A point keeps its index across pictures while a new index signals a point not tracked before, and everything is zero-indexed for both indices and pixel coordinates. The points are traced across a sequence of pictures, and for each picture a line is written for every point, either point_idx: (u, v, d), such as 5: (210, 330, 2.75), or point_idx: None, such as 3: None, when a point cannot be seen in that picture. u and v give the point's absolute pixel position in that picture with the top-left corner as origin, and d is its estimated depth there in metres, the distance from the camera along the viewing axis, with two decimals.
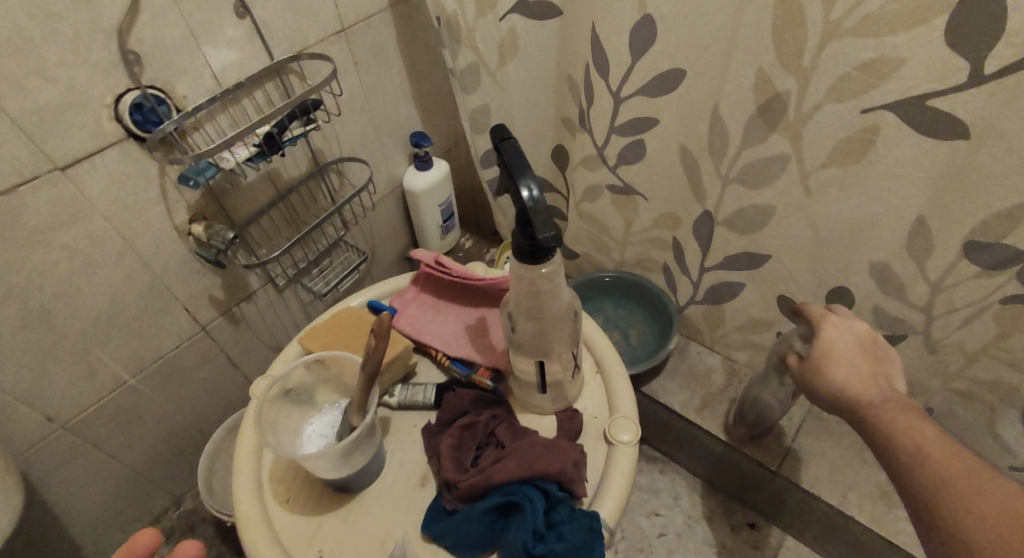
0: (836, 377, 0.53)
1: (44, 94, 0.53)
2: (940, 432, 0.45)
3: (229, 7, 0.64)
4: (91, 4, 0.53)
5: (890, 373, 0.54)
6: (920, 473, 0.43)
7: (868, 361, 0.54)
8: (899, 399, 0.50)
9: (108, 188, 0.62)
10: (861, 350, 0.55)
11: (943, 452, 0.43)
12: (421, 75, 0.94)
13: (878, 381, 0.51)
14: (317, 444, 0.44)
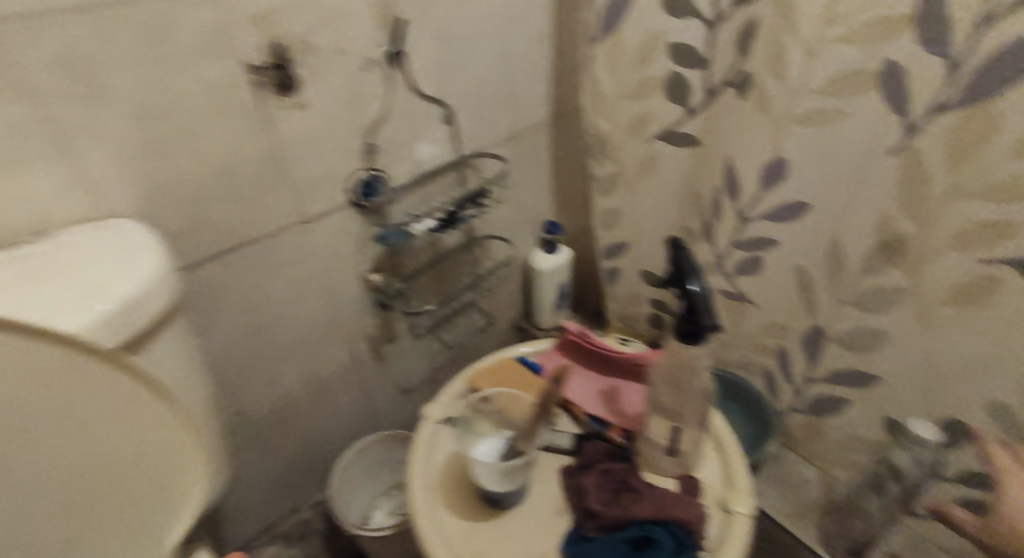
0: None
1: (313, 170, 0.73)
2: None
3: (439, 116, 0.84)
4: (358, 111, 0.73)
5: None
6: None
7: None
8: None
9: (327, 240, 0.80)
10: None
11: None
12: (561, 175, 1.10)
13: None
14: (487, 457, 0.52)
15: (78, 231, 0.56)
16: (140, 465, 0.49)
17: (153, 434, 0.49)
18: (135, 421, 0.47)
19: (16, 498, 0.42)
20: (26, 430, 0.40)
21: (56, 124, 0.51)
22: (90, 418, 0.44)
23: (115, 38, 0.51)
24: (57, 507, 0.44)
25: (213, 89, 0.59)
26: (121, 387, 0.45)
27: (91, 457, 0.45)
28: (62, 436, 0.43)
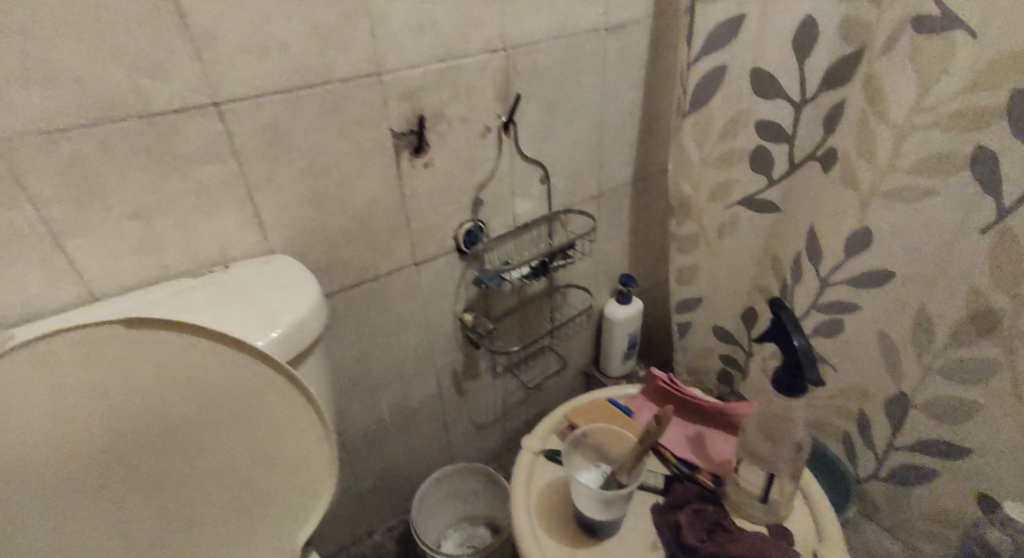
0: None
1: (429, 220, 0.83)
2: None
3: (538, 176, 0.93)
4: (472, 171, 0.84)
5: None
6: None
7: None
8: None
9: (430, 280, 0.89)
10: None
11: None
12: (638, 232, 1.17)
13: None
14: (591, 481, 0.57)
15: (256, 260, 0.68)
16: (281, 459, 0.57)
17: (290, 429, 0.57)
18: (268, 407, 0.55)
19: (194, 463, 0.53)
20: (200, 408, 0.52)
21: (246, 177, 0.64)
22: (240, 409, 0.54)
23: (298, 111, 0.64)
24: (221, 475, 0.55)
25: (362, 151, 0.71)
26: (261, 382, 0.54)
27: (243, 444, 0.55)
28: (221, 423, 0.53)
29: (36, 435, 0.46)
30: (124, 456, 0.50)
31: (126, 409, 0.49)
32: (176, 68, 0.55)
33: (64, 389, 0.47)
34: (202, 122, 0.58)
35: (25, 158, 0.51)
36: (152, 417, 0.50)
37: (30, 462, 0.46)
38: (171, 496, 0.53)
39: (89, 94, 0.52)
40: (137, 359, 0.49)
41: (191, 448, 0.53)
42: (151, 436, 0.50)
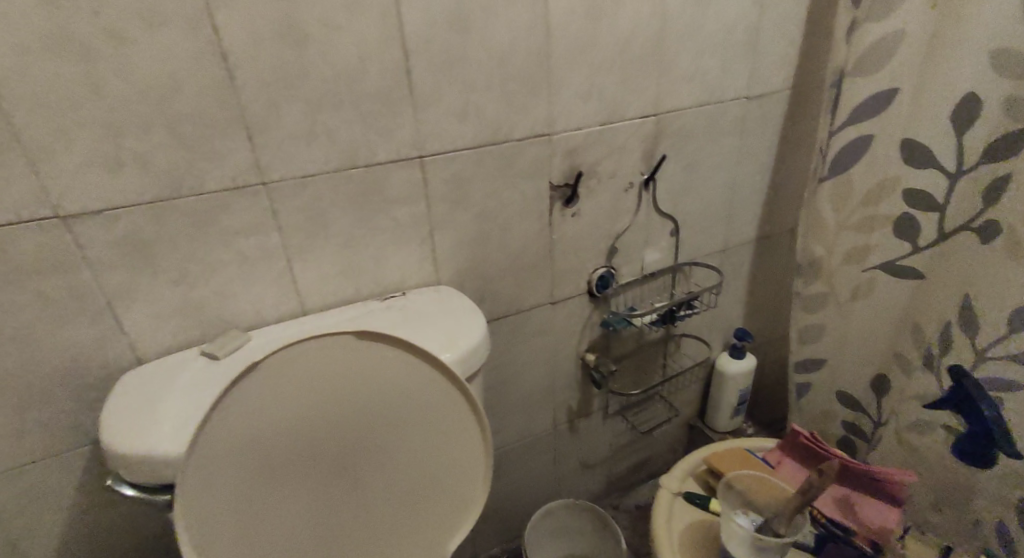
0: None
1: (568, 263, 0.90)
2: None
3: (669, 230, 0.96)
4: (611, 221, 0.89)
5: None
6: None
7: None
8: None
9: (561, 318, 0.95)
10: None
11: None
12: (761, 289, 1.16)
13: None
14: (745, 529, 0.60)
15: (425, 290, 0.77)
16: (447, 466, 0.62)
17: (453, 429, 0.61)
18: (437, 405, 0.60)
19: (369, 457, 0.58)
20: (382, 404, 0.58)
21: (431, 218, 0.74)
22: (418, 414, 0.59)
23: (481, 164, 0.74)
24: (389, 471, 0.59)
25: (524, 199, 0.80)
26: (435, 383, 0.59)
27: (418, 449, 0.60)
28: (403, 427, 0.59)
29: (265, 430, 0.53)
30: (317, 443, 0.55)
31: (323, 399, 0.55)
32: (398, 128, 0.66)
33: (284, 378, 0.54)
34: (409, 171, 0.70)
35: (281, 196, 0.64)
36: (349, 417, 0.56)
37: (259, 452, 0.53)
38: (346, 486, 0.58)
39: (334, 148, 0.64)
40: (339, 358, 0.56)
41: (369, 442, 0.58)
42: (339, 428, 0.56)
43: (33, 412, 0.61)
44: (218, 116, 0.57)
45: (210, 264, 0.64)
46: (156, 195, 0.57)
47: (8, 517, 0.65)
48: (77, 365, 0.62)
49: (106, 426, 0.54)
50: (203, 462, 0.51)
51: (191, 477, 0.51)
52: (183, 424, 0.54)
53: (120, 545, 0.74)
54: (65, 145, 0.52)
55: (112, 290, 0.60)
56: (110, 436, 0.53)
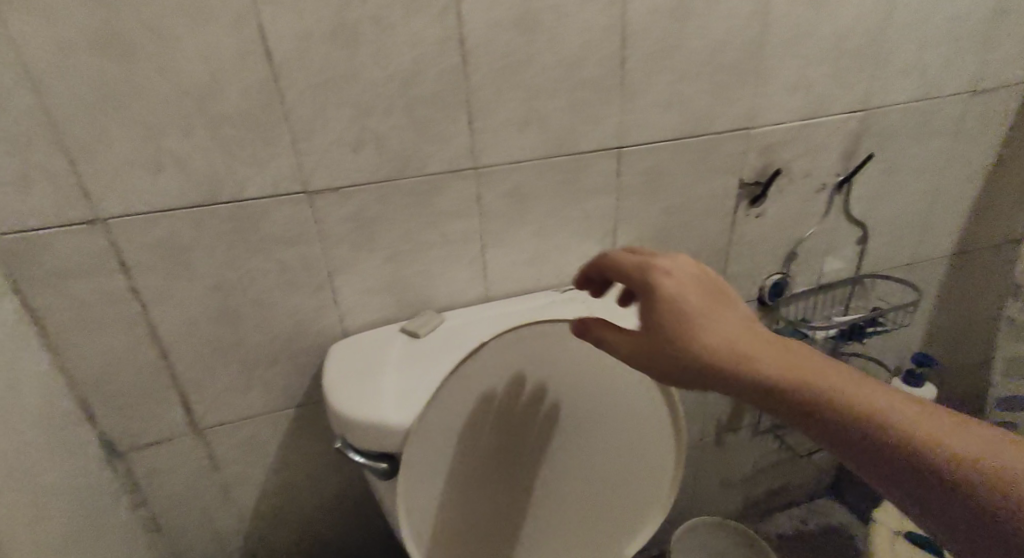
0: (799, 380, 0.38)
1: (744, 268, 0.84)
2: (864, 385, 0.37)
3: (857, 238, 0.87)
4: (797, 225, 0.82)
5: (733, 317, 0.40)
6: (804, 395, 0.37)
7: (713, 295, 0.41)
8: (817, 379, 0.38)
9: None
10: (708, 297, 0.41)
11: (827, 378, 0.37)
12: (952, 312, 1.03)
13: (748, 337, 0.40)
14: None
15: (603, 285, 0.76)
16: (638, 467, 0.61)
17: (649, 432, 0.60)
18: (637, 407, 0.59)
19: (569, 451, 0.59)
20: (589, 399, 0.57)
21: (617, 212, 0.73)
22: (617, 412, 0.59)
23: (676, 158, 0.71)
24: (584, 466, 0.60)
25: (711, 197, 0.76)
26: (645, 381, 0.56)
27: (613, 448, 0.60)
28: (603, 424, 0.59)
29: (483, 413, 0.54)
30: (526, 433, 0.57)
31: (537, 389, 0.56)
32: (605, 117, 0.65)
33: (504, 362, 0.53)
34: (605, 162, 0.69)
35: (488, 182, 0.66)
36: (552, 410, 0.57)
37: (476, 434, 0.55)
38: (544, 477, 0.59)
39: (542, 136, 0.64)
40: (556, 346, 0.54)
41: (571, 436, 0.58)
42: (547, 419, 0.57)
43: (258, 369, 0.68)
44: (448, 101, 0.59)
45: (418, 245, 0.67)
46: (384, 175, 0.61)
47: (227, 463, 0.73)
48: (298, 330, 0.68)
49: (343, 400, 0.58)
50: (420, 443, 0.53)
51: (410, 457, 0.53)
52: (416, 406, 0.57)
53: (304, 501, 0.80)
54: (322, 125, 0.56)
55: (336, 263, 0.65)
56: (354, 412, 0.57)
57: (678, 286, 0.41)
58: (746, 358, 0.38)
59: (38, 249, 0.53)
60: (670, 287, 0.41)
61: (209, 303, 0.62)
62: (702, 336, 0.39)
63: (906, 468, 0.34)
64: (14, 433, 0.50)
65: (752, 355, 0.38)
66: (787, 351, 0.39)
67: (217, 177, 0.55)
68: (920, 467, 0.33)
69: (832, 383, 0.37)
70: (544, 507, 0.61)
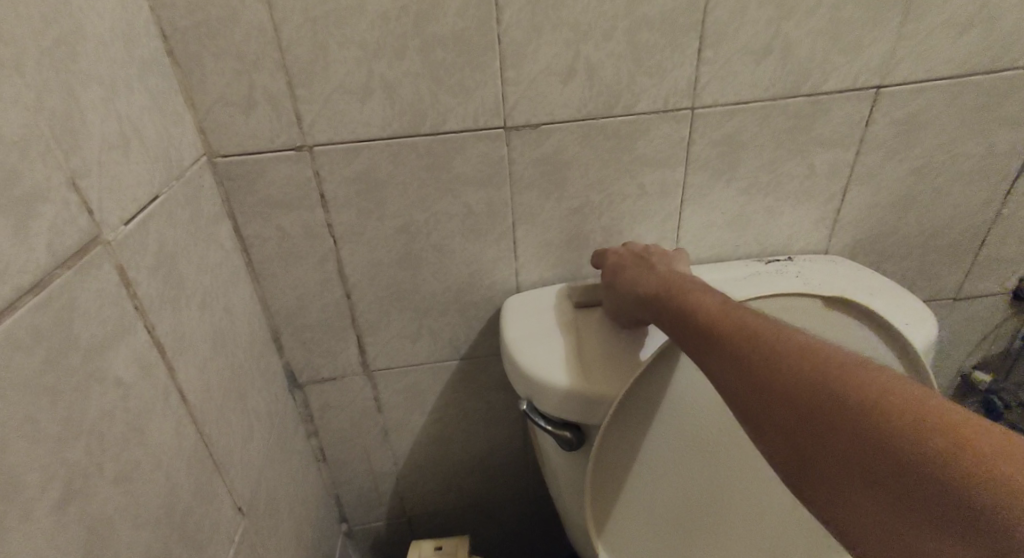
0: (696, 308, 0.42)
1: (1006, 250, 0.66)
2: (737, 308, 0.41)
3: None
4: None
5: (645, 267, 0.52)
6: (683, 319, 0.43)
7: (635, 260, 0.54)
8: (712, 306, 0.42)
9: (959, 321, 0.72)
10: (633, 258, 0.54)
11: (711, 303, 0.42)
12: None
13: (665, 280, 0.48)
14: None
15: (818, 259, 0.64)
16: None
17: None
18: None
19: (741, 446, 0.52)
20: None
21: (853, 171, 0.60)
22: None
23: (949, 104, 0.56)
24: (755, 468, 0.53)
25: (985, 156, 0.59)
26: None
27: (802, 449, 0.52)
28: None
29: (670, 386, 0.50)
30: (692, 423, 0.51)
31: None
32: (868, 46, 0.52)
33: None
34: (854, 105, 0.55)
35: (705, 125, 0.56)
36: None
37: (656, 407, 0.50)
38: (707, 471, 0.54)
39: (782, 70, 0.53)
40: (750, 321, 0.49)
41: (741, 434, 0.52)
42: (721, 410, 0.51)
43: (429, 317, 0.66)
44: (678, 23, 0.50)
45: (610, 196, 0.59)
46: (589, 112, 0.54)
47: (390, 407, 0.72)
48: (473, 281, 0.64)
49: (542, 365, 0.53)
50: (619, 419, 0.50)
51: (606, 433, 0.50)
52: (624, 379, 0.51)
53: (456, 453, 0.79)
54: (534, 50, 0.50)
55: (521, 210, 0.59)
56: (559, 379, 0.52)
57: (638, 261, 0.54)
58: (657, 288, 0.48)
59: (253, 174, 0.53)
60: (626, 261, 0.54)
61: (394, 243, 0.60)
62: (631, 279, 0.51)
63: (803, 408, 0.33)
64: (227, 352, 0.52)
65: (674, 289, 0.46)
66: (700, 292, 0.44)
67: (421, 107, 0.52)
68: (814, 406, 0.32)
69: (737, 314, 0.40)
70: (712, 509, 0.54)
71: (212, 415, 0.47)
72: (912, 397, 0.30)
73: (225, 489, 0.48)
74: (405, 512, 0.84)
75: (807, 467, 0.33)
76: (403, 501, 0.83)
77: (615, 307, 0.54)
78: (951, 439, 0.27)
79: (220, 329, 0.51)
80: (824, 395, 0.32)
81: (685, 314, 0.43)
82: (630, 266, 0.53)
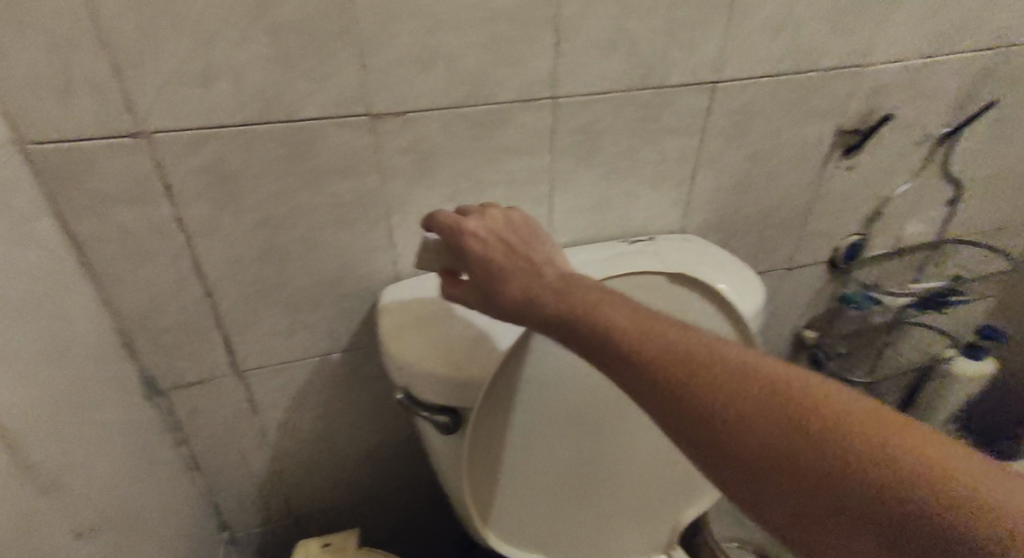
0: (619, 329, 0.37)
1: (824, 225, 0.77)
2: (661, 326, 0.37)
3: (945, 197, 0.80)
4: (886, 182, 0.75)
5: (528, 262, 0.43)
6: (601, 343, 0.38)
7: (510, 247, 0.44)
8: (635, 324, 0.38)
9: (791, 287, 0.83)
10: (507, 243, 0.44)
11: (630, 322, 0.38)
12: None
13: (565, 288, 0.41)
14: None
15: (675, 237, 0.70)
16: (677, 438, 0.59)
17: None
18: None
19: (608, 418, 0.56)
20: None
21: (698, 158, 0.66)
22: None
23: (772, 98, 0.63)
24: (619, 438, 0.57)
25: (803, 145, 0.68)
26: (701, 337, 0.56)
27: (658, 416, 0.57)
28: None
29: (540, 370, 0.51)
30: (565, 402, 0.54)
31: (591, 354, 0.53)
32: (702, 44, 0.57)
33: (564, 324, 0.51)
34: (695, 98, 0.61)
35: (565, 115, 0.59)
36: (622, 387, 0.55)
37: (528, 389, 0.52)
38: (576, 444, 0.56)
39: (631, 64, 0.57)
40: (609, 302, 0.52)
41: (607, 408, 0.55)
42: (590, 390, 0.54)
43: (305, 311, 0.64)
44: (533, 17, 0.52)
45: (481, 184, 0.61)
46: (453, 101, 0.54)
47: (268, 406, 0.69)
48: (347, 272, 0.62)
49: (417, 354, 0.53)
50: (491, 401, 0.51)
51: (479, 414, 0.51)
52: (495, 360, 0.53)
53: (343, 446, 0.78)
54: (392, 37, 0.49)
55: (393, 200, 0.59)
56: (432, 367, 0.52)
57: (511, 246, 0.44)
58: (557, 298, 0.41)
59: (80, 165, 0.47)
60: (494, 246, 0.44)
61: (256, 236, 0.57)
62: (517, 279, 0.43)
63: (760, 439, 0.32)
64: (60, 363, 0.46)
65: (580, 301, 0.40)
66: (614, 306, 0.39)
67: (274, 93, 0.49)
68: (775, 437, 0.31)
69: (663, 330, 0.37)
70: (579, 476, 0.58)
71: (43, 434, 0.42)
72: (863, 422, 0.30)
73: (63, 513, 0.43)
74: (293, 511, 0.82)
75: (759, 497, 0.32)
76: (290, 501, 0.80)
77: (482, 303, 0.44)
78: (915, 464, 0.28)
79: (50, 338, 0.46)
80: (780, 421, 0.32)
81: (606, 335, 0.38)
82: (509, 257, 0.43)
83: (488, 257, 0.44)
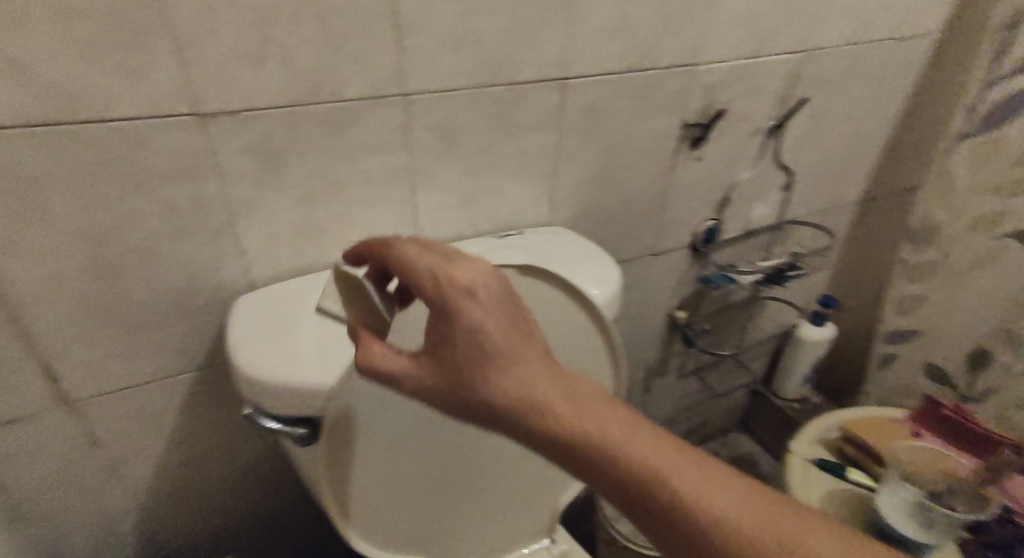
0: (616, 446, 0.37)
1: (680, 212, 0.83)
2: (652, 439, 0.38)
3: (780, 182, 0.89)
4: (729, 171, 0.83)
5: (528, 353, 0.38)
6: (595, 454, 0.36)
7: (510, 330, 0.37)
8: (633, 440, 0.37)
9: (657, 271, 0.89)
10: (505, 323, 0.37)
11: (623, 434, 0.37)
12: (851, 256, 1.09)
13: (562, 389, 0.38)
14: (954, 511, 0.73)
15: (541, 230, 0.72)
16: None
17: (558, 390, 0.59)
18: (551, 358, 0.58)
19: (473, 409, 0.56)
20: None
21: (556, 153, 0.68)
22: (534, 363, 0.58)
23: (619, 94, 0.67)
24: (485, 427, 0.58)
25: (652, 138, 0.73)
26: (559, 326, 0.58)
27: None
28: None
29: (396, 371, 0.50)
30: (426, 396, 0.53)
31: None
32: (547, 42, 0.59)
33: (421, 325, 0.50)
34: (547, 95, 0.63)
35: (418, 112, 0.58)
36: None
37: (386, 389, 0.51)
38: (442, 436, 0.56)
39: (480, 61, 0.57)
40: None
41: None
42: None
43: (146, 330, 0.58)
44: (371, 12, 0.50)
45: (335, 184, 0.59)
46: (293, 99, 0.52)
47: (112, 438, 0.62)
48: (192, 284, 0.58)
49: (268, 365, 0.50)
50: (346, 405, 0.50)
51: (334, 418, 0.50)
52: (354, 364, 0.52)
53: (210, 470, 0.72)
54: (213, 31, 0.45)
55: (238, 204, 0.55)
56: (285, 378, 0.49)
57: (512, 331, 0.37)
58: (554, 399, 0.37)
59: None
60: (498, 331, 0.36)
61: (72, 254, 0.50)
62: (513, 373, 0.37)
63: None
64: None
65: (578, 406, 0.38)
66: (613, 417, 0.38)
67: (74, 92, 0.43)
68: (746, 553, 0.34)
69: (650, 445, 0.37)
70: (450, 470, 0.58)
71: None
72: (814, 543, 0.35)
73: None
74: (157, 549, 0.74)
75: None
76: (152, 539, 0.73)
77: (468, 410, 0.38)
78: None
79: None
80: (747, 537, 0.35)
81: (601, 448, 0.37)
82: (506, 343, 0.37)
83: (483, 333, 0.36)
